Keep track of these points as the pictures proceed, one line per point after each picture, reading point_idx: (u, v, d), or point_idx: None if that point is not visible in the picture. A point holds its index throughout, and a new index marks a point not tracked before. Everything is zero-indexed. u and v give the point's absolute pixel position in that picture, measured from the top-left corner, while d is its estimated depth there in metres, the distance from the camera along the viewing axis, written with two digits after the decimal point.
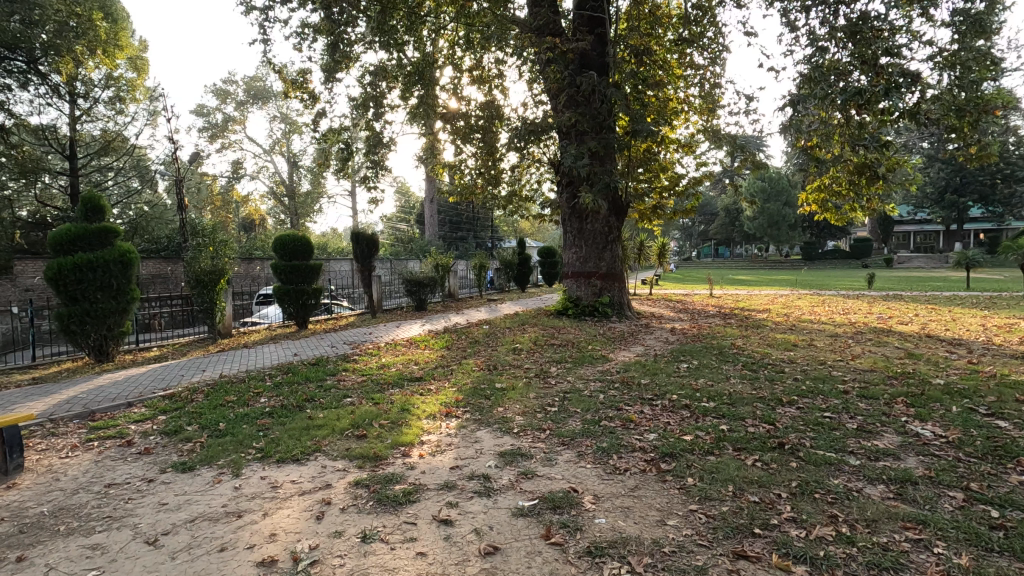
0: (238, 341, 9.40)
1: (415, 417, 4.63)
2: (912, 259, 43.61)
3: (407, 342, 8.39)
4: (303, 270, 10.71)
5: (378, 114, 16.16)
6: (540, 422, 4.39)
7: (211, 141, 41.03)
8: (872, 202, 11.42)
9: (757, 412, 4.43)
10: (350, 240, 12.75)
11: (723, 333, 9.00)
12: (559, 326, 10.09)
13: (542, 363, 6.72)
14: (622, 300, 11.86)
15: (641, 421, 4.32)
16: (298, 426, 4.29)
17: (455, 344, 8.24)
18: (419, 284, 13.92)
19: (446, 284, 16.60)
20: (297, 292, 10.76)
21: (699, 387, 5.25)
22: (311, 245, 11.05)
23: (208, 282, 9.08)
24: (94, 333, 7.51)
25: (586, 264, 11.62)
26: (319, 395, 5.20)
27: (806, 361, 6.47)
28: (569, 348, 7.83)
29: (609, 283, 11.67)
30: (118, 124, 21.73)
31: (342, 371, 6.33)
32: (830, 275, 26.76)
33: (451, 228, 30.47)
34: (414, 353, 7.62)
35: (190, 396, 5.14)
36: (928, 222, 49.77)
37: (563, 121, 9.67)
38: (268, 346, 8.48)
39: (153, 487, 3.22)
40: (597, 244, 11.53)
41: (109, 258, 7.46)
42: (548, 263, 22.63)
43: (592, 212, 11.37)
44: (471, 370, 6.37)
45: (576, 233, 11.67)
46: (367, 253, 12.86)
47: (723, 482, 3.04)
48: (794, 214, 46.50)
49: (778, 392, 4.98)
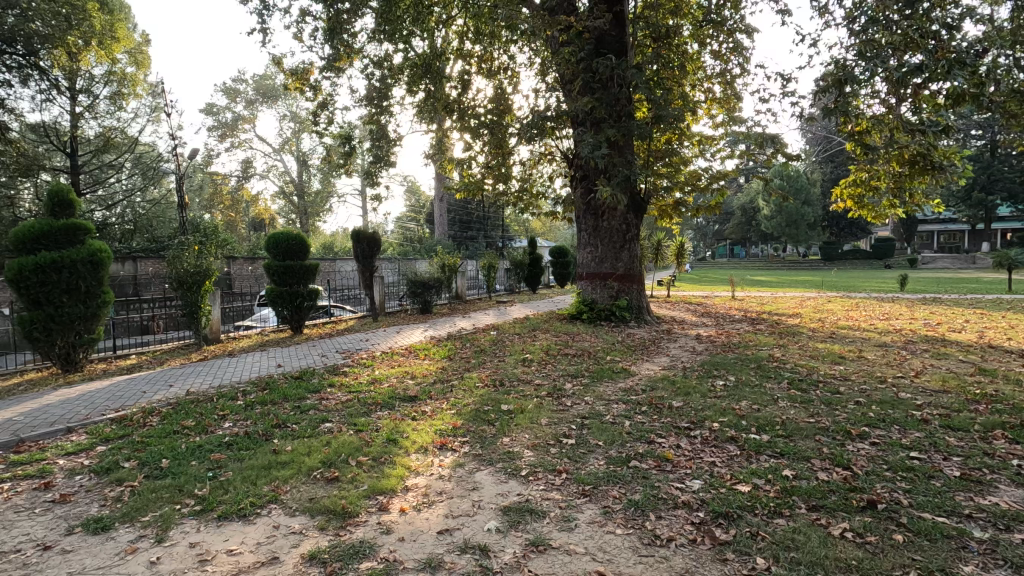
0: (224, 348, 8.67)
1: (403, 450, 3.83)
2: (937, 260, 42.10)
3: (406, 351, 7.60)
4: (297, 271, 9.99)
5: (383, 107, 15.41)
6: (555, 460, 3.57)
7: (220, 140, 40.66)
8: (915, 197, 10.44)
9: (824, 450, 3.57)
10: (350, 239, 12.03)
11: (756, 342, 8.11)
12: (573, 333, 9.25)
13: (556, 379, 5.90)
14: (640, 304, 11.00)
15: (680, 461, 3.49)
16: (258, 463, 3.51)
17: (458, 353, 7.42)
18: (425, 285, 13.20)
19: (453, 285, 15.81)
20: (291, 294, 10.03)
21: (744, 414, 4.39)
22: (307, 245, 10.30)
23: (192, 284, 8.37)
24: (60, 340, 6.81)
25: (602, 265, 10.78)
26: (293, 419, 4.43)
27: (861, 378, 5.57)
28: (585, 359, 6.99)
29: (626, 285, 10.83)
30: (120, 121, 21.25)
31: (327, 387, 5.54)
32: (858, 276, 25.50)
33: (461, 227, 29.73)
34: (412, 364, 6.82)
35: (143, 420, 4.39)
36: (953, 221, 48.15)
37: (578, 107, 8.83)
38: (254, 354, 7.76)
39: (44, 561, 2.45)
40: (615, 243, 10.69)
41: (77, 258, 6.76)
42: (560, 263, 21.77)
43: (609, 208, 10.52)
44: (473, 386, 5.55)
45: (591, 231, 10.84)
46: (368, 253, 12.10)
47: (809, 570, 2.21)
48: (814, 213, 45.17)
49: (842, 422, 4.10)
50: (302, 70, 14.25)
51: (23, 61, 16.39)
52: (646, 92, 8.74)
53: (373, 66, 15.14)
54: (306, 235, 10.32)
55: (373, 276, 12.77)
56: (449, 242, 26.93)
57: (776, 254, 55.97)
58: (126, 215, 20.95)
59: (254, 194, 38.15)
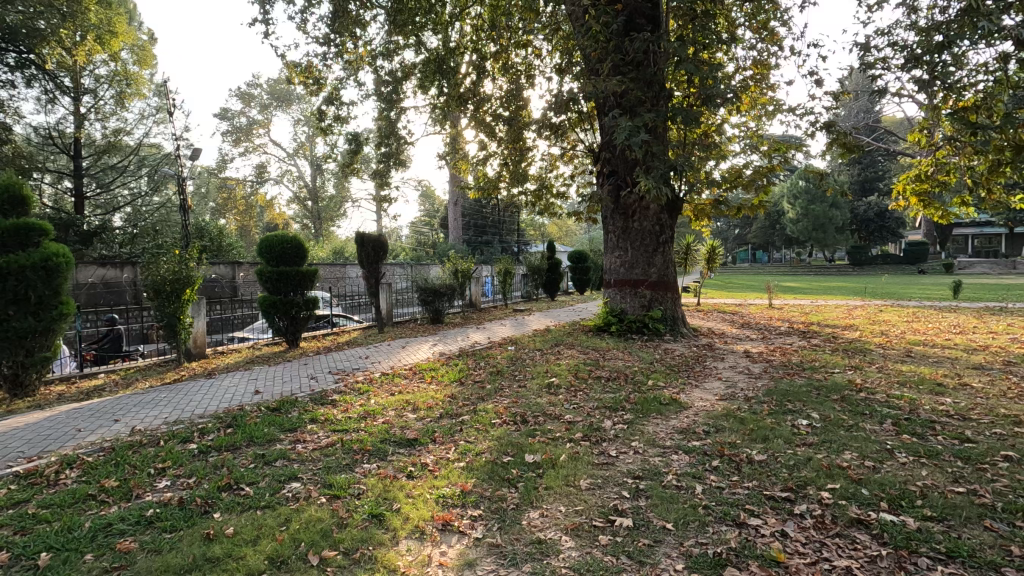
0: (208, 365, 7.67)
1: (389, 534, 2.70)
2: (975, 266, 40.03)
3: (410, 373, 6.48)
4: (290, 277, 8.94)
5: (392, 102, 14.42)
6: (609, 561, 2.42)
7: (235, 145, 40.25)
8: (995, 195, 9.13)
9: (1014, 552, 2.39)
10: (354, 242, 11.02)
11: (823, 362, 6.85)
12: (603, 349, 8.08)
13: (592, 414, 4.73)
14: (676, 314, 9.81)
15: (799, 568, 2.32)
16: (180, 562, 2.42)
17: (470, 376, 6.29)
18: (436, 292, 12.16)
19: (467, 292, 14.75)
20: (285, 304, 8.97)
21: (859, 477, 3.20)
22: (304, 249, 9.30)
23: (171, 293, 7.38)
24: (7, 360, 5.85)
25: (632, 271, 9.63)
26: (250, 476, 3.35)
27: (988, 419, 4.32)
28: (622, 385, 5.82)
29: (660, 294, 9.65)
30: (125, 122, 20.56)
31: (308, 425, 4.45)
32: (898, 283, 23.94)
33: (476, 232, 28.68)
34: (416, 390, 5.73)
35: (55, 478, 3.33)
36: (989, 223, 45.79)
37: (609, 90, 7.71)
38: (235, 374, 6.70)
39: None
40: (646, 246, 9.55)
41: (26, 263, 5.78)
42: (580, 268, 20.62)
43: (641, 207, 9.38)
44: (489, 425, 4.43)
45: (620, 233, 9.70)
46: (374, 257, 11.08)
47: None
48: (842, 216, 43.44)
49: (1012, 497, 2.89)
50: (307, 63, 13.30)
51: (21, 59, 15.73)
52: (690, 71, 7.57)
53: (382, 58, 14.16)
54: (303, 238, 9.30)
55: (380, 282, 11.79)
56: (463, 247, 25.86)
57: (801, 259, 54.09)
58: (131, 220, 20.25)
59: (269, 199, 37.64)
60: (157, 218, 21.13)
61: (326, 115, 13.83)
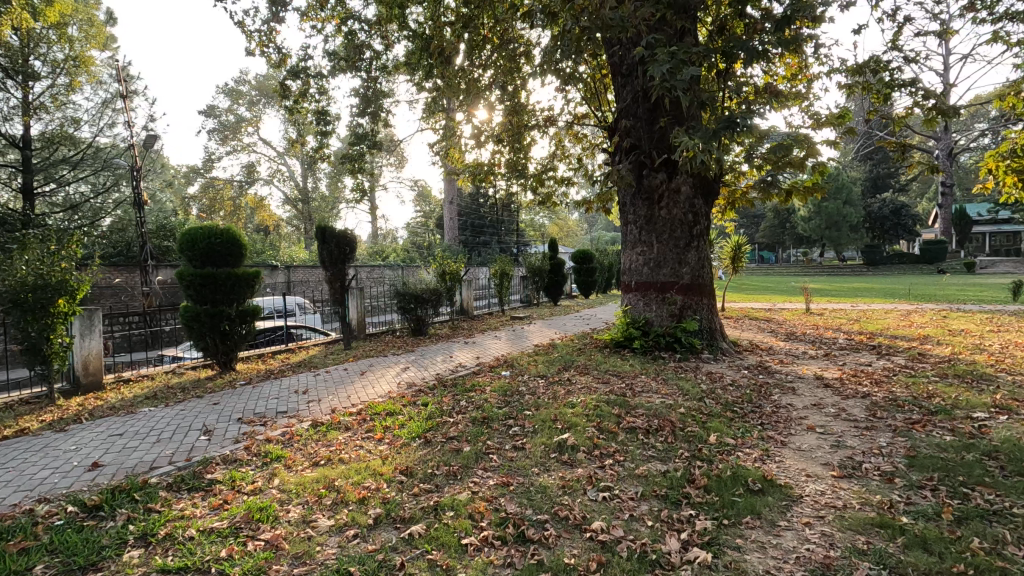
0: (96, 401, 5.65)
1: None
2: (997, 266, 38.23)
3: (356, 421, 4.44)
4: (219, 281, 6.88)
5: (368, 77, 12.33)
6: None
7: (222, 143, 38.24)
8: None
9: None
10: (314, 238, 9.00)
11: (949, 397, 4.83)
12: (629, 376, 6.06)
13: (639, 523, 2.70)
14: (713, 325, 7.81)
15: None
16: None
17: (442, 427, 4.25)
18: (417, 298, 10.16)
19: (458, 297, 12.77)
20: (213, 317, 6.89)
21: None
22: (241, 247, 7.24)
23: (35, 305, 5.33)
24: None
25: (659, 271, 7.65)
26: None
27: None
28: (673, 447, 3.79)
29: (694, 299, 7.65)
30: (78, 110, 18.44)
31: (119, 557, 2.40)
32: (927, 284, 22.16)
33: (473, 232, 26.75)
34: (358, 455, 3.72)
35: None
36: (1010, 220, 44.96)
37: (637, 24, 5.68)
38: (109, 420, 4.68)
39: None
40: (676, 240, 7.59)
41: None
42: (584, 270, 18.64)
43: (670, 189, 7.41)
44: (453, 557, 2.39)
45: (643, 222, 7.73)
46: (338, 257, 9.04)
47: None
48: (857, 214, 41.46)
49: None
50: (267, 29, 11.22)
51: None
52: None
53: (357, 24, 12.08)
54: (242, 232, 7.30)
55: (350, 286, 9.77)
56: (457, 247, 23.78)
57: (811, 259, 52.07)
58: (87, 221, 18.11)
59: (256, 199, 35.65)
60: (116, 217, 19.04)
61: (290, 91, 11.77)
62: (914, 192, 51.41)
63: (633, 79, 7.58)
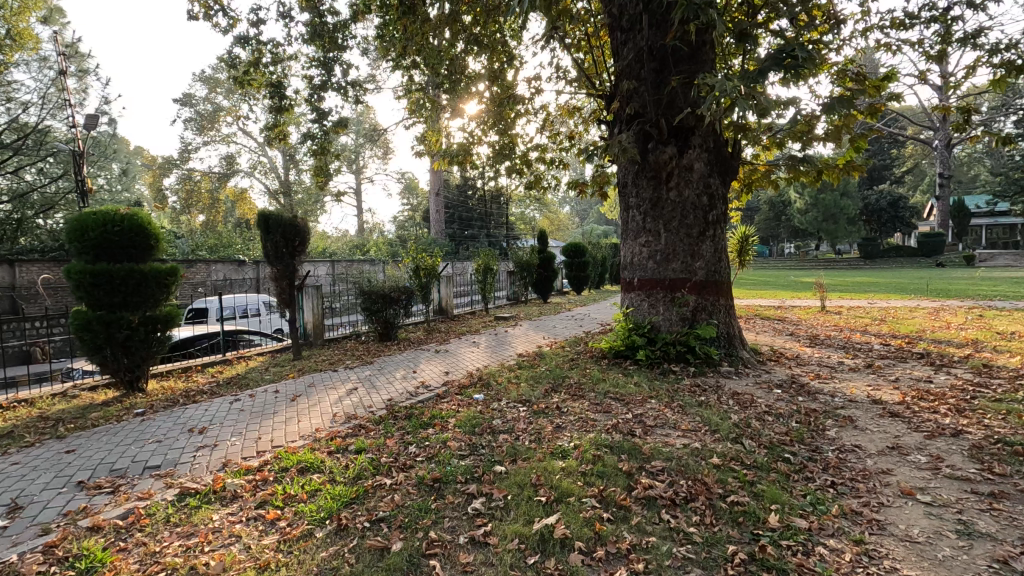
0: None
1: None
2: (997, 258, 37.35)
3: (250, 486, 3.07)
4: (115, 280, 5.42)
5: (330, 44, 10.76)
6: None
7: (197, 132, 36.30)
8: None
9: None
10: (256, 227, 7.58)
11: None
12: (636, 401, 4.72)
13: None
14: (732, 331, 6.50)
15: None
16: None
17: (371, 499, 2.87)
18: (384, 298, 8.77)
19: (435, 295, 11.40)
20: (108, 324, 5.41)
21: None
22: (153, 238, 5.81)
23: None
24: None
25: (668, 266, 6.33)
26: None
27: None
28: (720, 539, 2.46)
29: (710, 300, 6.33)
30: (18, 87, 16.61)
31: None
32: (939, 277, 20.89)
33: (460, 224, 25.28)
34: (226, 559, 2.36)
35: None
36: (1006, 213, 44.14)
37: None
38: None
39: None
40: (689, 228, 6.25)
41: None
42: (576, 263, 17.29)
43: (681, 164, 6.11)
44: None
45: (648, 206, 6.40)
46: (287, 249, 7.62)
47: None
48: (855, 206, 40.38)
49: None
50: None
51: None
52: None
53: None
54: (154, 219, 5.88)
55: (302, 285, 8.28)
56: (442, 241, 22.27)
57: (807, 253, 51.03)
58: (28, 209, 16.35)
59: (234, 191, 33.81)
60: (63, 206, 17.25)
61: (240, 60, 10.21)
62: (909, 184, 50.46)
63: (636, 34, 6.25)
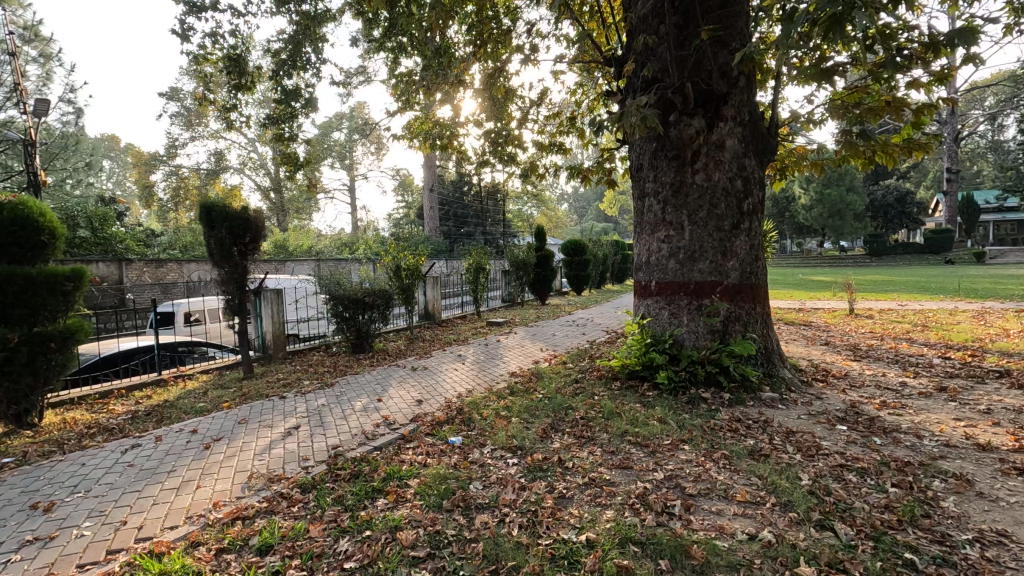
0: None
1: None
2: (1007, 254, 36.26)
3: None
4: None
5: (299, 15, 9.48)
6: None
7: (183, 128, 34.98)
8: None
9: None
10: (198, 220, 6.34)
11: None
12: (666, 450, 3.50)
13: None
14: (771, 346, 5.30)
15: None
16: None
17: None
18: (355, 303, 7.57)
19: (418, 298, 10.17)
20: None
21: None
22: (45, 232, 4.59)
23: None
24: None
25: (693, 266, 5.13)
26: None
27: None
28: None
29: (744, 309, 5.14)
30: None
31: None
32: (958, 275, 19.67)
33: (453, 221, 24.02)
34: None
35: None
36: (1016, 209, 43.06)
37: None
38: None
39: None
40: (719, 219, 5.05)
41: None
42: (576, 262, 16.08)
43: (711, 140, 4.92)
44: None
45: (669, 193, 5.20)
46: (236, 245, 6.41)
47: None
48: (862, 202, 39.25)
49: None
50: None
51: None
52: None
53: None
54: (50, 212, 4.71)
55: (259, 289, 7.07)
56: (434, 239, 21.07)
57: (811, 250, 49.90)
58: None
59: None
60: None
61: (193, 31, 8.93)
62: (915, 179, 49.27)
63: None
